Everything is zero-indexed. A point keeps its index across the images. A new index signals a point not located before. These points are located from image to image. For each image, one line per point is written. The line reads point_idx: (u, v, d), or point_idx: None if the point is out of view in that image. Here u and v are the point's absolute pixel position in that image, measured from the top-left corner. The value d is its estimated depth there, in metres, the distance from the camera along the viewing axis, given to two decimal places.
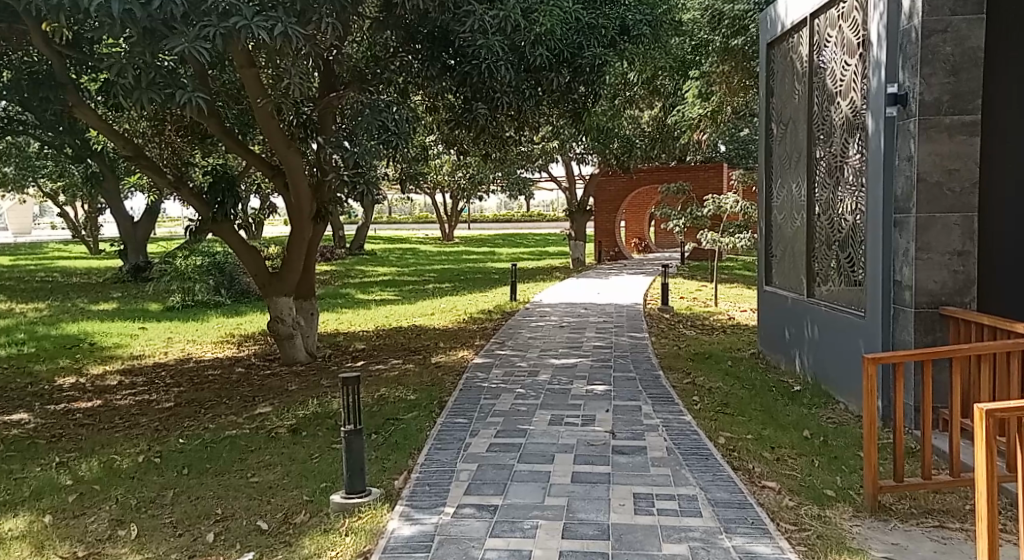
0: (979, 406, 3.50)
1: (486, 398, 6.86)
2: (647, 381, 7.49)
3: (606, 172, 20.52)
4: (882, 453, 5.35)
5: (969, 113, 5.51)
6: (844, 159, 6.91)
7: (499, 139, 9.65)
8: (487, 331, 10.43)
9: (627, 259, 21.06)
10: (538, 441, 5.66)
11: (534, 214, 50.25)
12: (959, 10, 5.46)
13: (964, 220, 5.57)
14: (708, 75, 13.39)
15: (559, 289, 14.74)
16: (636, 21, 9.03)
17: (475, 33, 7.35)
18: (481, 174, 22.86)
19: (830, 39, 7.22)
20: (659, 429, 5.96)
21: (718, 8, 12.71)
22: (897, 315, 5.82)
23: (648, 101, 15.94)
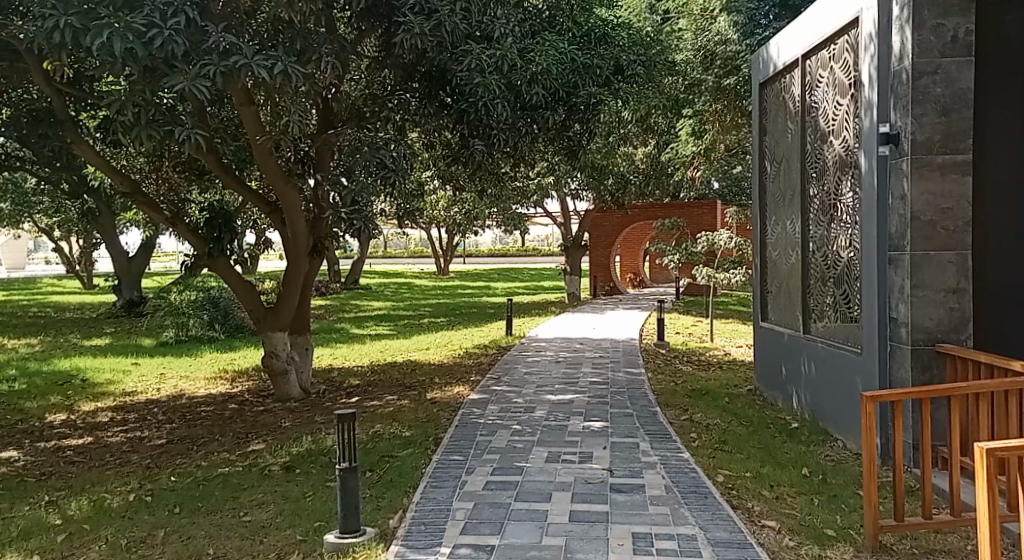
0: (979, 446, 3.49)
1: (482, 434, 6.81)
2: (644, 417, 7.46)
3: (601, 207, 20.65)
4: (881, 491, 5.32)
5: (961, 153, 5.56)
6: (837, 197, 6.96)
7: (495, 175, 9.68)
8: (483, 366, 10.40)
9: (621, 294, 21.11)
10: (535, 479, 5.62)
11: (529, 249, 50.39)
12: (949, 52, 5.53)
13: (959, 257, 5.60)
14: (701, 113, 13.52)
15: (554, 324, 14.74)
16: (630, 61, 9.11)
17: (471, 72, 7.40)
18: (476, 209, 22.95)
19: (821, 79, 7.31)
20: (656, 467, 5.92)
21: (710, 48, 12.85)
22: (894, 352, 5.81)
23: (641, 138, 16.04)
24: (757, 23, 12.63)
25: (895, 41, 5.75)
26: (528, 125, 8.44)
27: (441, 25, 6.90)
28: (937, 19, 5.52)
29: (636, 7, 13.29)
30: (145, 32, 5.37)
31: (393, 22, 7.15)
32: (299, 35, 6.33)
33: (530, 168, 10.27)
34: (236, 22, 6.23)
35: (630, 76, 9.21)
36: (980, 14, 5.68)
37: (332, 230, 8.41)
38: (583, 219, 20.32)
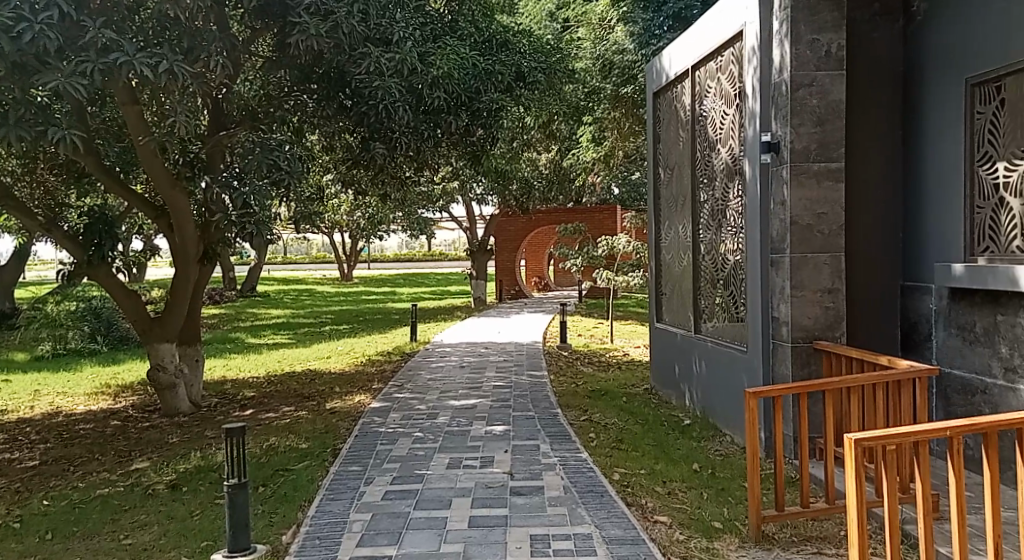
0: (850, 436, 3.71)
1: (383, 443, 6.86)
2: (545, 419, 7.62)
3: (506, 212, 20.73)
4: (765, 484, 5.58)
5: (835, 161, 5.71)
6: (725, 204, 7.26)
7: (398, 179, 9.68)
8: (385, 373, 10.40)
9: (526, 298, 21.42)
10: (435, 486, 5.70)
11: (434, 253, 50.43)
12: (823, 66, 5.68)
13: (834, 259, 5.76)
14: (600, 121, 13.86)
15: (458, 328, 14.84)
16: (531, 68, 9.37)
17: (371, 75, 7.36)
18: (378, 214, 22.86)
19: (709, 89, 7.60)
20: (556, 468, 6.08)
21: (608, 57, 13.13)
22: (777, 350, 5.99)
23: (545, 143, 16.32)
24: (652, 34, 12.48)
25: (776, 54, 5.95)
26: (427, 128, 8.42)
27: (337, 27, 6.90)
28: (813, 34, 5.66)
29: (536, 15, 13.68)
30: (13, 27, 5.24)
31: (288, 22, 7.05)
32: (187, 33, 6.32)
33: (432, 172, 10.31)
34: (117, 18, 6.07)
35: (531, 84, 9.53)
36: (851, 28, 5.82)
37: (223, 235, 8.30)
38: (488, 223, 20.47)
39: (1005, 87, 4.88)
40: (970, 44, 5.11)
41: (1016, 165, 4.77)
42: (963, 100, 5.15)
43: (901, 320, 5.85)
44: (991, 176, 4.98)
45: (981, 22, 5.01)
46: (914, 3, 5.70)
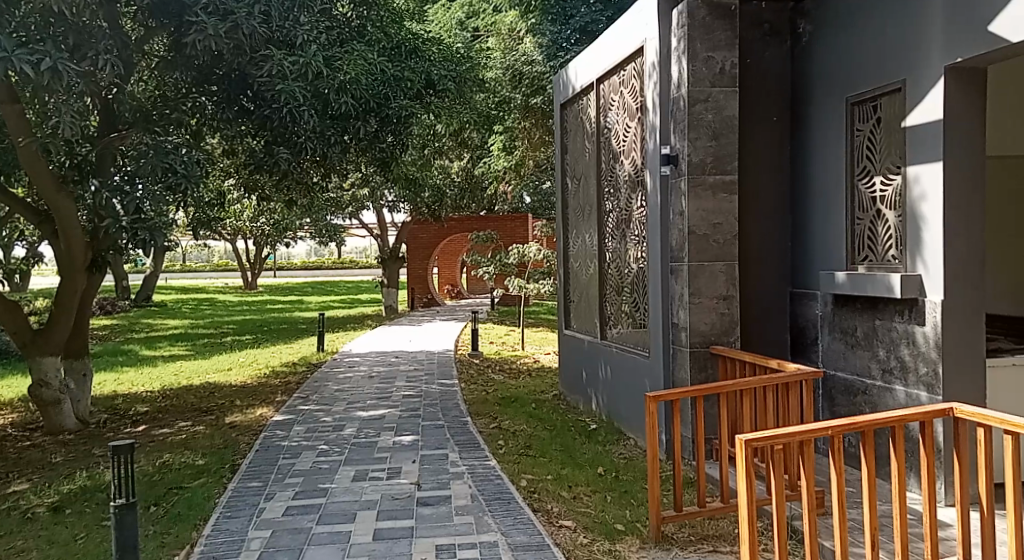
0: (740, 436, 3.87)
1: (285, 457, 6.82)
2: (454, 428, 7.70)
3: (418, 220, 20.78)
4: (665, 485, 5.77)
5: (729, 174, 5.92)
6: (629, 213, 7.47)
7: (304, 185, 9.61)
8: (290, 386, 10.29)
9: (439, 305, 21.51)
10: (339, 499, 5.71)
11: (343, 261, 49.92)
12: (718, 82, 5.86)
13: (728, 267, 5.97)
14: (511, 130, 14.03)
15: (366, 338, 14.77)
16: (440, 75, 9.57)
17: (273, 78, 7.30)
18: (284, 220, 22.53)
19: (612, 102, 7.82)
20: (464, 477, 6.16)
21: (517, 68, 13.32)
22: (676, 355, 6.15)
23: (457, 151, 16.41)
24: (559, 47, 12.86)
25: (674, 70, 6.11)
26: (336, 136, 8.28)
27: (238, 27, 6.79)
28: (708, 51, 5.83)
29: (447, 25, 13.65)
30: None
31: (185, 22, 6.92)
32: (73, 30, 6.14)
33: (340, 179, 10.25)
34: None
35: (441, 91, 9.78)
36: (743, 48, 6.06)
37: (113, 242, 8.12)
38: (398, 231, 20.41)
39: (881, 107, 5.18)
40: (850, 67, 5.41)
41: (892, 180, 5.06)
42: (844, 119, 5.45)
43: (790, 326, 6.13)
44: (870, 191, 5.27)
45: (860, 46, 5.31)
46: (801, 25, 5.99)
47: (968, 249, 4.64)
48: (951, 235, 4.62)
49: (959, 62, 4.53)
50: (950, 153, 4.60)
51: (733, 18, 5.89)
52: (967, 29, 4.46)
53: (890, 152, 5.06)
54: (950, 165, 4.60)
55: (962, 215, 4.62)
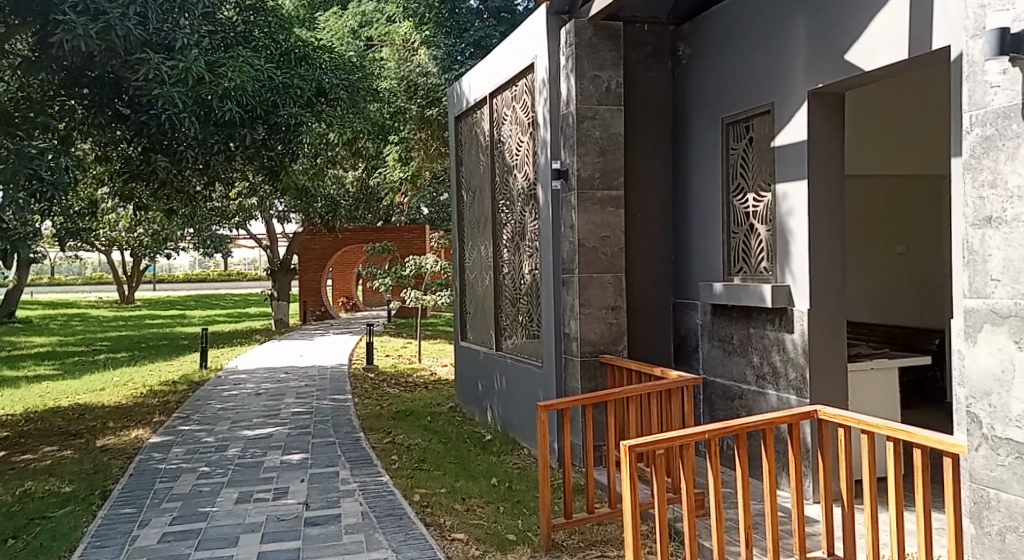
0: (625, 443, 3.94)
1: (162, 481, 6.67)
2: (345, 444, 7.69)
3: (310, 230, 20.67)
4: (556, 494, 5.92)
5: (616, 189, 6.11)
6: (522, 226, 7.62)
7: (185, 194, 9.20)
8: (170, 405, 10.01)
9: (332, 318, 21.32)
10: (222, 523, 5.64)
11: (231, 272, 48.72)
12: (605, 100, 6.05)
13: (616, 278, 6.15)
14: (407, 140, 13.99)
15: (255, 353, 14.50)
16: (331, 85, 9.64)
17: (149, 83, 7.14)
18: (165, 231, 21.83)
19: (505, 117, 7.98)
20: (355, 494, 6.18)
21: (412, 79, 13.49)
22: (568, 365, 6.26)
23: (352, 160, 16.31)
24: (455, 59, 13.35)
25: (564, 87, 6.23)
26: (215, 140, 8.09)
27: (110, 27, 6.81)
28: (594, 70, 6.01)
29: (340, 34, 13.73)
30: None
31: (50, 21, 6.70)
32: None
33: (225, 188, 10.05)
34: None
35: (332, 99, 9.74)
36: (628, 68, 6.29)
37: None
38: (290, 242, 20.17)
39: (753, 128, 5.49)
40: (725, 89, 5.71)
41: (763, 196, 5.36)
42: (720, 138, 5.74)
43: (674, 334, 6.37)
44: (743, 206, 5.57)
45: (734, 69, 5.61)
46: (682, 48, 6.27)
47: (830, 259, 4.96)
48: (816, 248, 4.94)
49: (820, 87, 4.86)
50: (814, 171, 4.92)
51: (618, 39, 6.09)
52: (829, 57, 4.77)
53: (761, 170, 5.37)
54: (814, 183, 4.92)
55: (825, 229, 4.94)
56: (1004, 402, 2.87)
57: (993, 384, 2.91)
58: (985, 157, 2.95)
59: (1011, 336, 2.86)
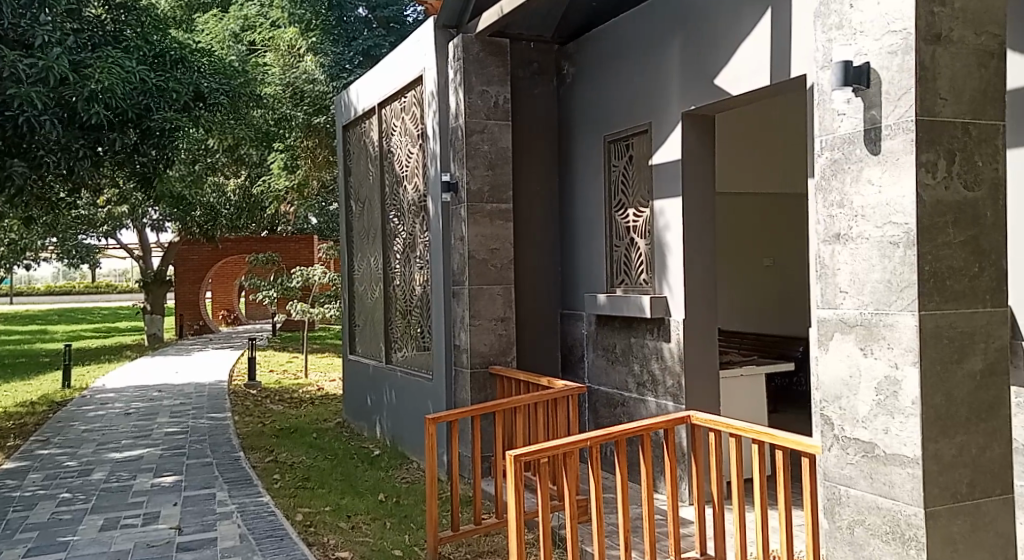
0: (510, 452, 3.99)
1: (19, 510, 6.41)
2: (223, 465, 7.57)
3: (187, 240, 20.09)
4: (444, 507, 5.99)
5: (504, 202, 6.20)
6: (413, 239, 7.67)
7: (44, 200, 8.86)
8: (27, 428, 9.56)
9: (211, 333, 20.73)
10: (86, 552, 5.47)
11: (101, 284, 46.68)
12: (492, 115, 6.14)
13: (505, 290, 6.22)
14: (292, 148, 13.80)
15: (128, 371, 14.00)
16: (211, 89, 9.30)
17: (5, 82, 6.99)
18: (25, 241, 20.72)
19: (395, 128, 8.03)
20: (232, 516, 6.10)
21: (299, 86, 13.44)
22: (458, 377, 6.30)
23: (233, 168, 15.96)
24: (343, 67, 13.61)
25: (451, 100, 6.30)
26: (79, 144, 7.79)
27: None
28: (482, 85, 6.10)
29: (220, 37, 13.90)
30: None
31: None
32: None
33: (97, 192, 9.74)
34: None
35: (212, 104, 9.40)
36: (515, 84, 6.43)
37: None
38: (164, 253, 19.46)
39: (633, 146, 5.72)
40: (607, 106, 5.91)
41: (642, 211, 5.58)
42: (602, 155, 5.94)
43: (561, 346, 6.54)
44: (624, 221, 5.79)
45: (616, 89, 5.83)
46: (566, 66, 6.48)
47: (703, 271, 5.22)
48: (691, 261, 5.18)
49: (693, 109, 5.11)
50: (688, 188, 5.16)
51: (504, 55, 6.21)
52: (702, 80, 5.02)
53: (640, 186, 5.60)
54: (688, 199, 5.16)
55: (699, 243, 5.19)
56: (851, 405, 3.09)
57: (841, 389, 3.13)
58: (833, 178, 3.17)
59: (856, 344, 3.08)
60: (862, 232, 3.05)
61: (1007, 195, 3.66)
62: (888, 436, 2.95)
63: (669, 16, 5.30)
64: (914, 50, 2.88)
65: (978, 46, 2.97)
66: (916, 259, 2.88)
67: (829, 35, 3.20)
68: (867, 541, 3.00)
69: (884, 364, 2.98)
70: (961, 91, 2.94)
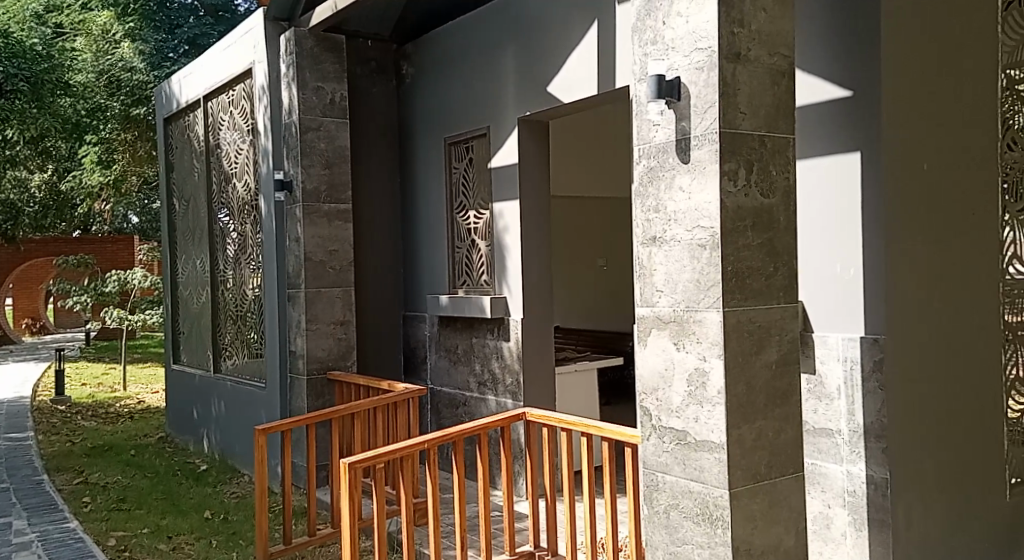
0: (344, 461, 4.02)
1: None
2: (24, 490, 7.14)
3: None
4: (275, 521, 5.92)
5: (342, 202, 6.16)
6: (243, 238, 7.54)
7: None
8: None
9: (12, 344, 19.29)
10: None
11: None
12: (328, 112, 6.09)
13: (344, 293, 6.19)
14: (107, 141, 13.46)
15: None
16: None
17: None
18: None
19: (222, 121, 7.86)
20: (31, 546, 5.69)
21: (115, 74, 13.22)
22: (293, 384, 6.20)
23: (36, 163, 14.98)
24: (165, 55, 13.60)
25: (283, 96, 6.18)
26: None
27: None
28: (316, 81, 6.04)
29: (21, 18, 13.28)
30: None
31: None
32: None
33: None
34: None
35: None
36: (352, 82, 6.41)
37: None
38: None
39: (471, 149, 5.86)
40: (446, 109, 6.03)
41: (483, 213, 5.72)
42: (444, 157, 6.05)
43: (402, 348, 6.60)
44: (465, 222, 5.92)
45: (455, 93, 5.95)
46: (405, 67, 6.56)
47: (538, 272, 5.42)
48: (528, 263, 5.38)
49: (528, 115, 5.31)
50: (524, 192, 5.35)
51: (340, 51, 6.17)
52: (536, 86, 5.22)
53: (479, 189, 5.74)
54: (524, 203, 5.34)
55: (534, 244, 5.39)
56: (666, 396, 3.31)
57: (658, 381, 3.34)
58: (650, 184, 3.38)
59: (671, 340, 3.30)
60: (675, 235, 3.27)
61: (797, 199, 4.02)
62: (698, 423, 3.18)
63: (505, 24, 5.48)
64: (718, 66, 3.12)
65: (771, 66, 3.24)
66: (721, 259, 3.12)
67: (645, 49, 3.42)
68: (681, 523, 3.23)
69: (694, 357, 3.20)
70: (758, 106, 3.21)
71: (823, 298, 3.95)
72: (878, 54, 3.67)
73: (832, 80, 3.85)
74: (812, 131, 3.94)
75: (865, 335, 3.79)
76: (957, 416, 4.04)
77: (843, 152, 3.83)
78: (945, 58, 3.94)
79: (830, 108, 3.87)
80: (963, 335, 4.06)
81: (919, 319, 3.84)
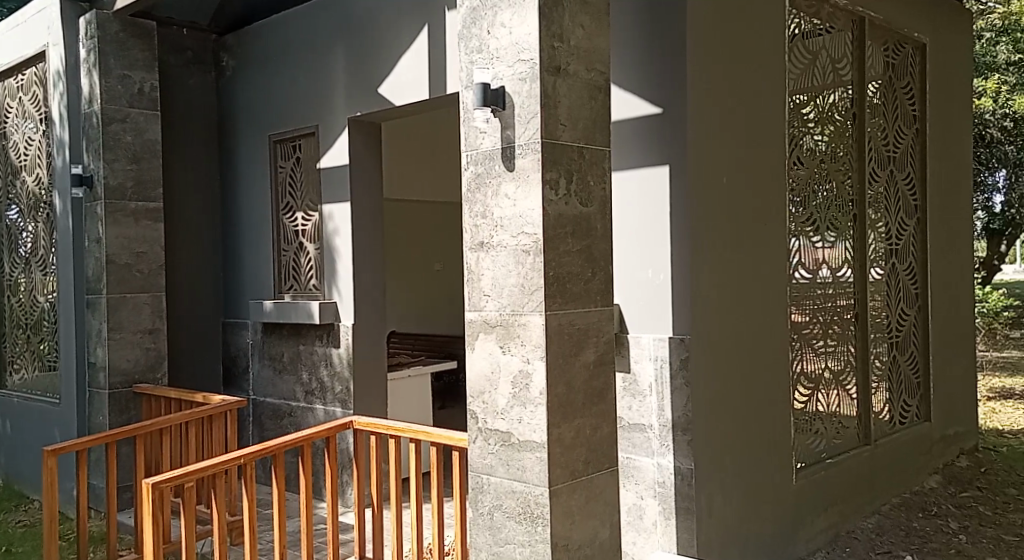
0: (146, 481, 3.82)
1: None
2: None
3: None
4: (70, 548, 5.57)
5: (152, 201, 5.87)
6: (34, 239, 7.05)
7: None
8: None
9: None
10: None
11: None
12: (136, 104, 5.78)
13: (153, 299, 5.89)
14: None
15: None
16: None
17: None
18: None
19: (10, 109, 7.31)
20: None
21: None
22: (92, 399, 5.84)
23: None
24: None
25: (83, 84, 5.79)
26: None
27: None
28: (123, 69, 5.72)
29: None
30: None
31: None
32: None
33: None
34: None
35: None
36: (166, 72, 6.12)
37: None
38: None
39: (300, 147, 5.77)
40: (271, 106, 5.90)
41: (311, 216, 5.64)
42: (268, 156, 5.92)
43: (222, 356, 6.38)
44: (293, 224, 5.82)
45: (280, 90, 5.83)
46: (225, 59, 6.34)
47: (367, 277, 5.41)
48: (359, 265, 5.36)
49: (358, 115, 5.28)
50: (356, 195, 5.32)
51: (151, 38, 5.87)
52: (364, 85, 5.21)
53: (307, 189, 5.65)
54: (356, 206, 5.33)
55: (363, 248, 5.37)
56: (492, 398, 3.40)
57: (484, 385, 3.43)
58: (477, 191, 3.44)
59: (497, 343, 3.39)
60: (500, 241, 3.37)
61: (613, 210, 4.37)
62: (522, 424, 3.30)
63: (333, 23, 5.44)
64: (539, 77, 3.24)
65: (588, 81, 3.41)
66: (543, 264, 3.24)
67: (470, 57, 3.49)
68: (504, 523, 3.34)
69: (519, 359, 3.32)
70: (577, 118, 3.37)
71: (636, 301, 4.32)
72: (683, 80, 4.10)
73: (645, 99, 4.24)
74: (626, 147, 4.32)
75: (672, 335, 4.19)
76: (750, 408, 4.52)
77: (654, 167, 4.22)
78: (739, 87, 4.45)
79: (642, 126, 4.26)
80: (753, 334, 4.57)
81: (717, 320, 4.30)
